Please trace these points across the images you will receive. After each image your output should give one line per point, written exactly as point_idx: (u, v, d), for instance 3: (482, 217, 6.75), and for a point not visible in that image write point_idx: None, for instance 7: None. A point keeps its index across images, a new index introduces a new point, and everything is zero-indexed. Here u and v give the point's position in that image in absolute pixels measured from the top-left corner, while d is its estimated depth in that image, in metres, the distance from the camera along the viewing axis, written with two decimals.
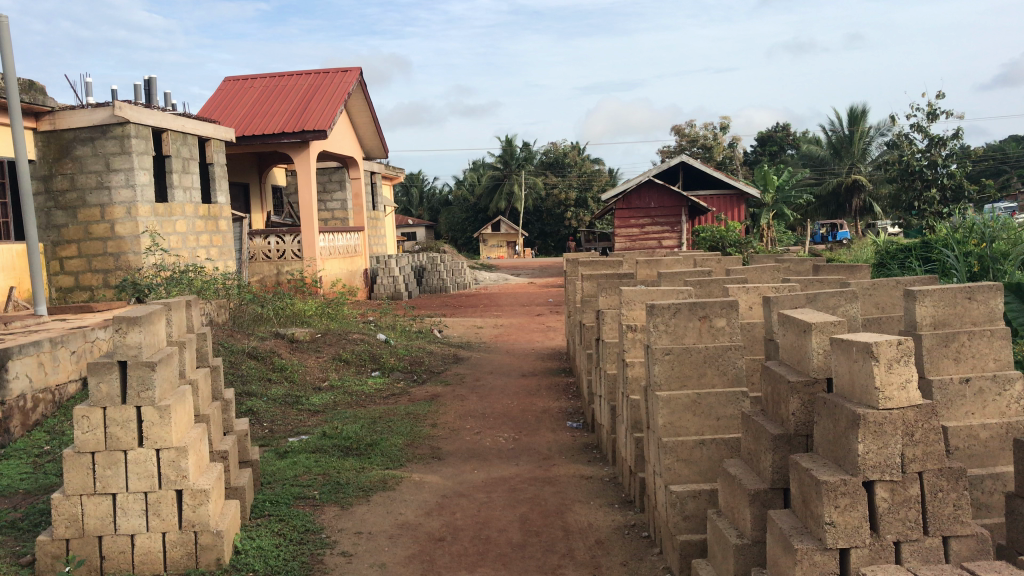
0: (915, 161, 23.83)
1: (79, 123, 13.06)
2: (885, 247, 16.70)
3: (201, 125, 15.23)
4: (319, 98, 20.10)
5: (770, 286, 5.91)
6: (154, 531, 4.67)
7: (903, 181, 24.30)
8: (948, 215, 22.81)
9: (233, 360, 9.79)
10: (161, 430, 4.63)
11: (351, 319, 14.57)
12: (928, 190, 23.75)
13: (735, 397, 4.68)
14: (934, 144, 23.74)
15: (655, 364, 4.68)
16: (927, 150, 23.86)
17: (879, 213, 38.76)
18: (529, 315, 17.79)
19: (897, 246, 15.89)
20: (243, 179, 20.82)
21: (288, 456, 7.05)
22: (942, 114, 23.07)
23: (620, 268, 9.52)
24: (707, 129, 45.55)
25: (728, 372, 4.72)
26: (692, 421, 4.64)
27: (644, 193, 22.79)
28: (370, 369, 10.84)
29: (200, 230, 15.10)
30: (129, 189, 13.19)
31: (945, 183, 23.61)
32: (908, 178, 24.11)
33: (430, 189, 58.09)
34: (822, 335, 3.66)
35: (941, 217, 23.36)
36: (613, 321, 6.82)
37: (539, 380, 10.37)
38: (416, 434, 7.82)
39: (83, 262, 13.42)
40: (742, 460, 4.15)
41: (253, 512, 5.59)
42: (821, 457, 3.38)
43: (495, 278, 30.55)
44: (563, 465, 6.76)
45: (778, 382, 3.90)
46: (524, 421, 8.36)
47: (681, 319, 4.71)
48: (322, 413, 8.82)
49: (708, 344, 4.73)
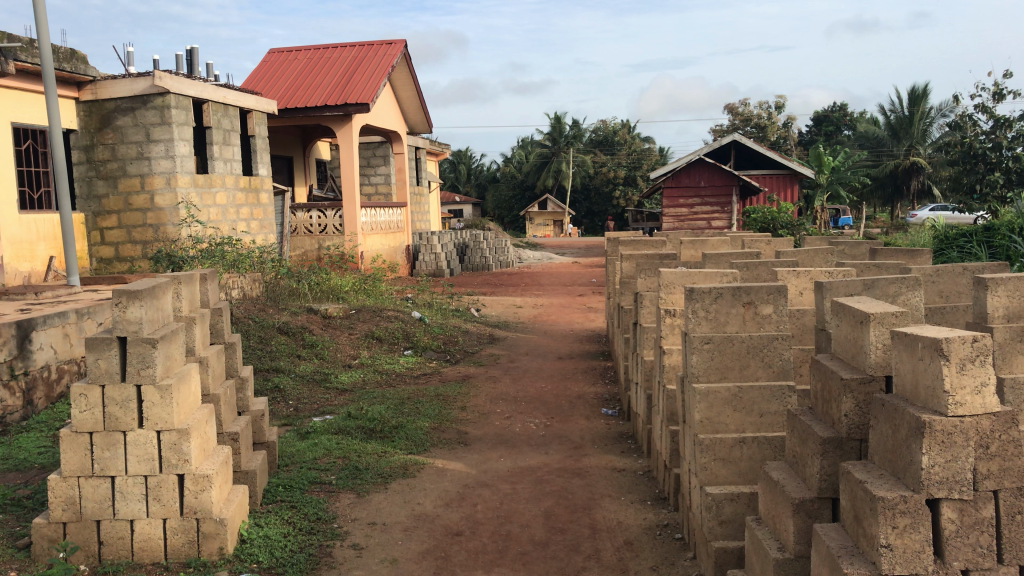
0: (979, 143, 22.92)
1: (119, 93, 12.94)
2: (946, 232, 15.92)
3: (242, 97, 15.04)
4: (363, 70, 19.83)
5: (824, 270, 5.43)
6: (154, 517, 4.42)
7: (965, 164, 23.35)
8: (1013, 199, 21.83)
9: (263, 337, 9.57)
10: (162, 411, 4.37)
11: (389, 296, 14.30)
12: (990, 174, 22.77)
13: (780, 391, 4.25)
14: (999, 125, 22.72)
15: (692, 354, 4.27)
16: (991, 131, 22.88)
17: (938, 197, 37.43)
18: (571, 295, 17.35)
19: (957, 231, 15.14)
20: (287, 152, 20.67)
21: (310, 437, 6.79)
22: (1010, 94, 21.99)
23: (664, 249, 9.07)
24: (760, 108, 44.46)
25: (773, 365, 4.29)
26: (732, 417, 4.23)
27: (694, 172, 22.13)
28: (403, 348, 10.54)
29: (241, 202, 14.94)
30: (169, 160, 13.04)
31: (1009, 166, 22.48)
32: (970, 161, 23.18)
33: (477, 165, 57.66)
34: (881, 327, 3.22)
35: (1004, 201, 22.33)
36: (651, 305, 6.40)
37: (577, 363, 9.98)
38: (444, 417, 7.51)
39: (123, 233, 13.35)
40: (786, 463, 3.74)
41: (265, 498, 5.35)
42: (877, 467, 2.96)
43: (539, 256, 30.20)
44: (595, 455, 6.39)
45: (829, 378, 3.47)
46: (557, 407, 8.01)
47: (723, 305, 4.26)
48: (350, 392, 8.55)
49: (752, 333, 4.30)
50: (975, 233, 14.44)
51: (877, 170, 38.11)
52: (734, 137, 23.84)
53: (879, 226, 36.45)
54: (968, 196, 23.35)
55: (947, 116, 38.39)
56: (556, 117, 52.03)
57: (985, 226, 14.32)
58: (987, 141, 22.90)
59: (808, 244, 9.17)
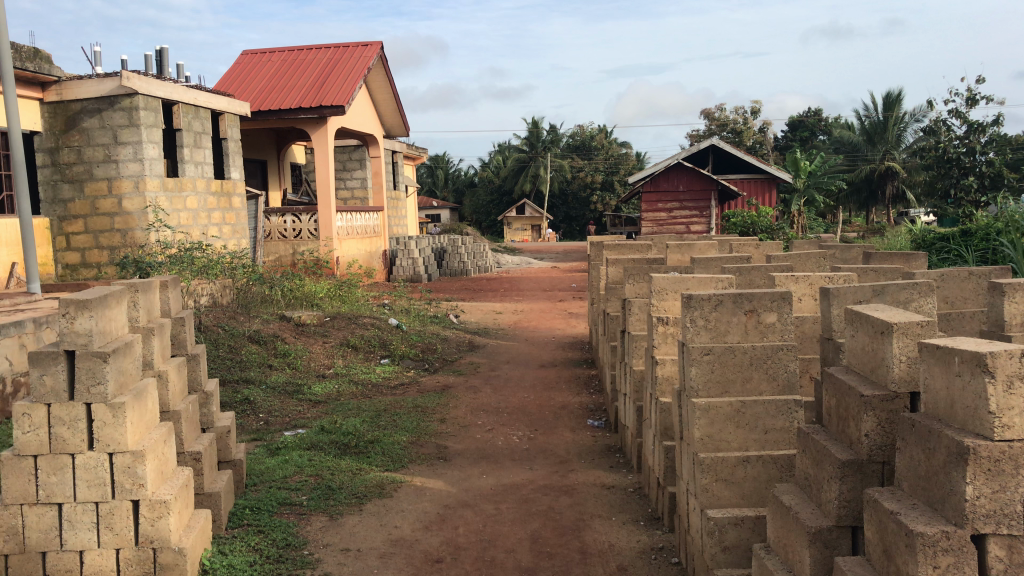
0: (953, 148, 22.86)
1: (86, 94, 12.49)
2: (925, 235, 15.77)
3: (215, 99, 14.61)
4: (339, 72, 19.46)
5: (824, 275, 5.16)
6: (106, 548, 4.04)
7: (940, 169, 23.27)
8: (987, 203, 21.74)
9: (232, 346, 9.17)
10: (114, 431, 3.98)
11: (365, 302, 13.90)
12: (965, 178, 22.68)
13: (786, 407, 3.94)
14: (973, 130, 22.66)
15: (691, 366, 3.96)
16: (965, 136, 22.77)
17: (912, 201, 37.48)
18: (551, 301, 17.04)
19: (936, 234, 15.00)
20: (261, 156, 20.23)
21: (280, 454, 6.43)
22: (983, 99, 21.93)
23: (649, 253, 8.77)
24: (736, 114, 44.49)
25: (777, 378, 3.99)
26: (734, 434, 3.92)
27: (673, 176, 21.92)
28: (379, 357, 10.17)
29: (212, 206, 14.48)
30: (137, 163, 12.59)
31: (983, 171, 22.40)
32: (945, 166, 23.10)
33: (455, 170, 57.27)
34: (905, 338, 2.93)
35: (978, 206, 22.25)
36: (641, 312, 6.10)
37: (559, 371, 9.65)
38: (423, 430, 7.16)
39: (90, 238, 12.88)
40: (797, 486, 3.44)
41: (231, 522, 4.98)
42: (907, 496, 2.65)
43: (518, 261, 29.90)
44: (582, 471, 6.07)
45: (845, 395, 3.17)
46: (541, 418, 7.68)
47: (724, 313, 3.96)
48: (324, 404, 8.16)
49: (755, 343, 4.00)
50: (953, 238, 14.28)
51: (852, 175, 38.16)
52: (712, 141, 23.66)
53: (855, 230, 36.49)
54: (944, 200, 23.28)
55: (922, 121, 38.53)
56: (534, 121, 51.79)
57: (964, 230, 14.18)
58: (961, 146, 22.80)
59: (797, 248, 8.90)
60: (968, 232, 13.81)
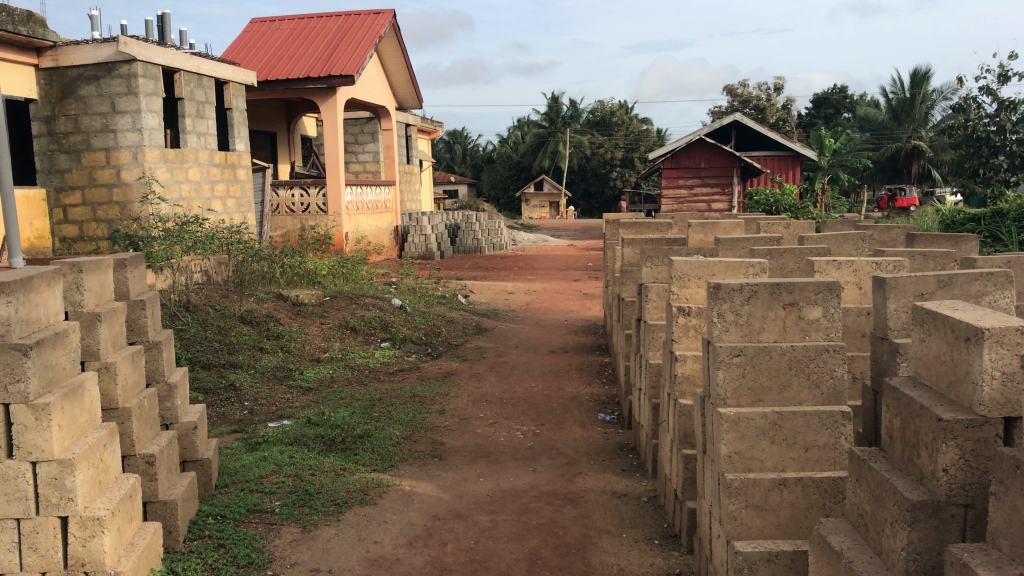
0: (982, 126, 21.82)
1: (82, 60, 11.88)
2: (954, 216, 14.97)
3: (219, 67, 13.97)
4: (349, 40, 18.75)
5: (869, 260, 4.52)
6: (30, 571, 3.46)
7: (968, 148, 22.25)
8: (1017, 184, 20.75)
9: (222, 327, 8.61)
10: (37, 437, 3.35)
11: (370, 281, 13.27)
12: (994, 158, 21.63)
13: (832, 420, 3.28)
14: (1004, 107, 21.60)
15: (718, 370, 3.31)
16: (995, 114, 21.69)
17: (939, 180, 36.32)
18: (566, 281, 16.37)
19: (966, 214, 14.20)
20: (269, 127, 19.62)
21: (260, 449, 5.87)
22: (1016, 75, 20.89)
23: (669, 233, 8.08)
24: (760, 90, 43.41)
25: (821, 386, 3.33)
26: (768, 451, 3.27)
27: (694, 152, 21.09)
28: (379, 340, 9.58)
29: (216, 178, 13.79)
30: (136, 132, 11.96)
31: (1014, 150, 21.34)
32: (973, 145, 22.08)
33: (473, 145, 56.41)
34: (999, 348, 2.26)
35: (1009, 186, 21.25)
36: (658, 299, 5.45)
37: (571, 358, 9.01)
38: (419, 423, 6.56)
39: (87, 211, 12.30)
40: (847, 522, 2.78)
41: (191, 533, 4.41)
42: (1009, 561, 2.01)
43: (534, 238, 29.20)
44: (591, 475, 5.44)
45: (914, 415, 2.51)
46: (548, 410, 7.07)
47: (759, 306, 3.32)
48: (316, 391, 7.57)
49: (795, 343, 3.34)
50: (984, 219, 13.49)
51: (877, 153, 37.04)
52: (736, 116, 22.74)
53: (879, 210, 35.42)
54: (972, 180, 22.28)
55: (951, 98, 37.27)
56: (554, 96, 50.81)
57: (996, 210, 13.37)
58: (991, 125, 21.72)
59: (831, 228, 8.18)
60: (1001, 212, 13.01)
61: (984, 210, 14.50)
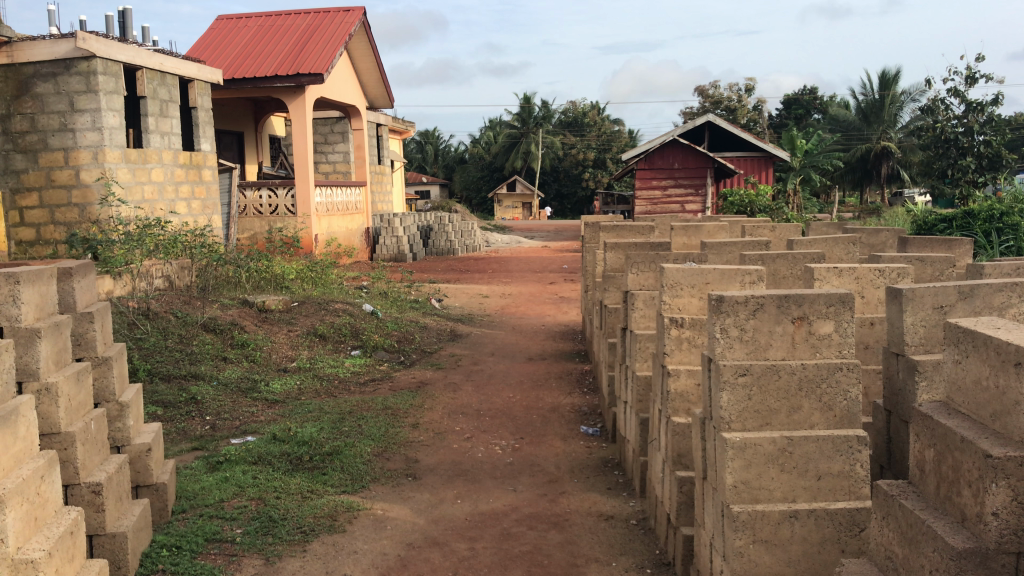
0: (950, 128, 21.85)
1: (39, 56, 11.39)
2: (926, 216, 14.91)
3: (184, 65, 13.50)
4: (318, 38, 18.31)
5: (872, 267, 4.25)
6: None
7: (936, 149, 22.27)
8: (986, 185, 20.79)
9: (183, 336, 8.20)
10: None
11: (340, 285, 12.86)
12: (962, 159, 21.66)
13: (846, 445, 2.99)
14: (971, 109, 21.62)
15: (722, 392, 3.01)
16: (963, 115, 21.72)
17: (907, 181, 36.50)
18: (541, 283, 16.08)
19: (938, 215, 14.13)
20: (236, 127, 19.12)
21: (221, 469, 5.50)
22: (983, 76, 20.93)
23: (651, 236, 7.79)
24: (730, 91, 43.47)
25: (834, 408, 3.04)
26: (777, 480, 2.98)
27: (667, 153, 20.88)
28: (350, 348, 9.20)
29: (181, 179, 13.29)
30: (95, 132, 11.46)
31: (981, 151, 21.38)
32: (941, 146, 22.10)
33: (445, 146, 55.99)
34: None
35: (977, 186, 21.29)
36: (646, 307, 5.15)
37: (550, 366, 8.70)
38: (392, 438, 6.22)
39: (45, 214, 11.71)
40: (874, 564, 2.50)
41: (143, 568, 4.03)
42: None
43: (508, 239, 28.88)
44: (575, 494, 5.13)
45: (952, 448, 2.22)
46: (528, 422, 6.76)
47: (765, 321, 3.04)
48: (282, 404, 7.19)
49: (805, 361, 3.05)
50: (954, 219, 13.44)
51: (847, 154, 37.17)
52: (709, 117, 22.58)
53: (849, 210, 35.55)
54: (941, 181, 22.31)
55: (918, 100, 37.53)
56: (526, 97, 50.56)
57: (967, 211, 13.29)
58: (958, 126, 21.75)
59: (816, 231, 7.95)
60: (972, 213, 12.95)
61: (957, 210, 14.44)
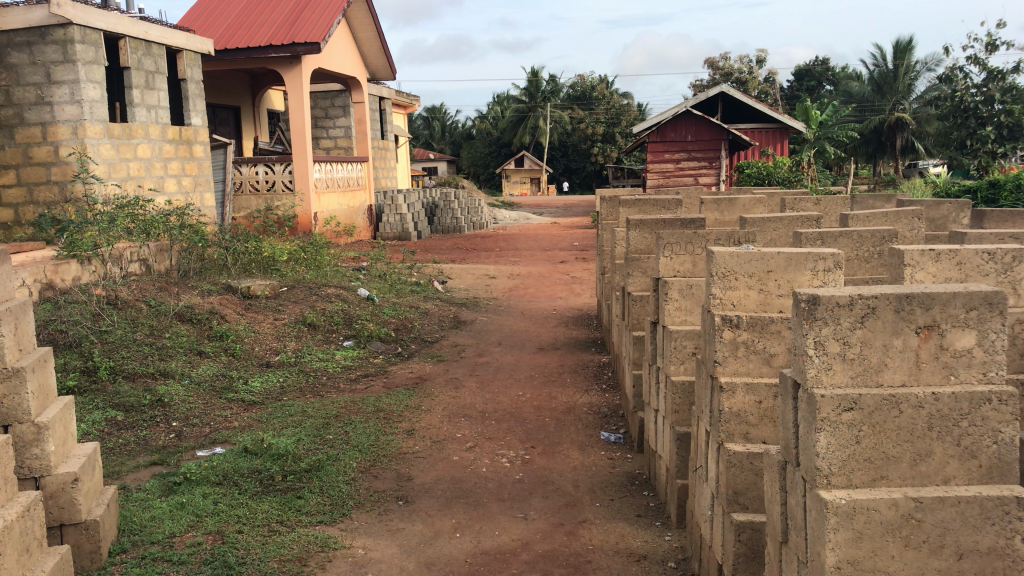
0: (970, 97, 20.62)
1: (12, 24, 10.32)
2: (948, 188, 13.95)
3: (171, 33, 12.49)
4: (316, 5, 17.30)
5: (977, 249, 3.23)
6: None
7: (955, 119, 21.10)
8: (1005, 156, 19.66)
9: (155, 327, 7.32)
10: None
11: (336, 266, 11.92)
12: (982, 129, 20.49)
13: (1000, 510, 2.09)
14: (992, 76, 20.40)
15: (820, 434, 2.12)
16: (984, 84, 20.50)
17: (923, 153, 35.25)
18: (551, 263, 15.17)
19: (963, 186, 13.22)
20: (232, 101, 18.17)
21: (179, 491, 4.63)
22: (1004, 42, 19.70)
23: (679, 212, 6.88)
24: (742, 62, 42.20)
25: (979, 456, 2.14)
26: (900, 559, 2.10)
27: (681, 125, 19.82)
28: (342, 338, 8.33)
29: (170, 155, 12.33)
30: (75, 105, 10.40)
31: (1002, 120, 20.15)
32: (960, 116, 20.92)
33: (452, 121, 54.89)
34: None
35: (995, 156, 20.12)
36: (682, 298, 4.25)
37: (564, 357, 7.81)
38: (382, 449, 5.36)
39: (22, 192, 10.61)
40: None
41: None
42: None
43: (517, 216, 27.89)
44: (599, 523, 4.26)
45: None
46: (540, 425, 5.91)
47: (879, 330, 2.15)
48: (261, 406, 6.34)
49: (935, 388, 2.16)
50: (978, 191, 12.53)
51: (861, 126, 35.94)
52: (723, 88, 21.49)
53: (865, 183, 34.43)
54: (960, 151, 21.19)
55: (934, 69, 36.23)
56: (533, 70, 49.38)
57: (992, 181, 12.36)
58: (978, 95, 20.55)
59: (865, 206, 7.01)
60: (997, 183, 12.04)
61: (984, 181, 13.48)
